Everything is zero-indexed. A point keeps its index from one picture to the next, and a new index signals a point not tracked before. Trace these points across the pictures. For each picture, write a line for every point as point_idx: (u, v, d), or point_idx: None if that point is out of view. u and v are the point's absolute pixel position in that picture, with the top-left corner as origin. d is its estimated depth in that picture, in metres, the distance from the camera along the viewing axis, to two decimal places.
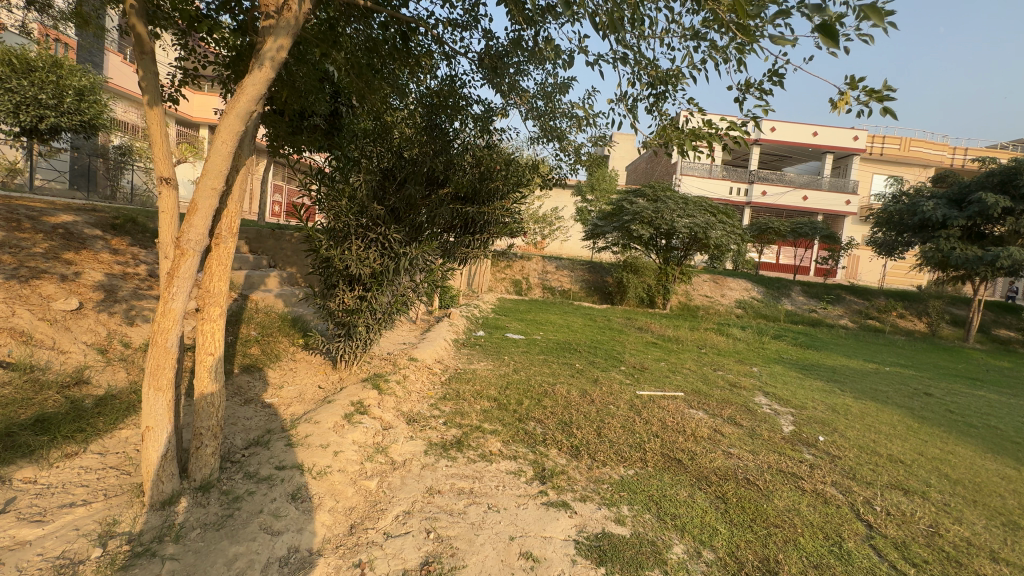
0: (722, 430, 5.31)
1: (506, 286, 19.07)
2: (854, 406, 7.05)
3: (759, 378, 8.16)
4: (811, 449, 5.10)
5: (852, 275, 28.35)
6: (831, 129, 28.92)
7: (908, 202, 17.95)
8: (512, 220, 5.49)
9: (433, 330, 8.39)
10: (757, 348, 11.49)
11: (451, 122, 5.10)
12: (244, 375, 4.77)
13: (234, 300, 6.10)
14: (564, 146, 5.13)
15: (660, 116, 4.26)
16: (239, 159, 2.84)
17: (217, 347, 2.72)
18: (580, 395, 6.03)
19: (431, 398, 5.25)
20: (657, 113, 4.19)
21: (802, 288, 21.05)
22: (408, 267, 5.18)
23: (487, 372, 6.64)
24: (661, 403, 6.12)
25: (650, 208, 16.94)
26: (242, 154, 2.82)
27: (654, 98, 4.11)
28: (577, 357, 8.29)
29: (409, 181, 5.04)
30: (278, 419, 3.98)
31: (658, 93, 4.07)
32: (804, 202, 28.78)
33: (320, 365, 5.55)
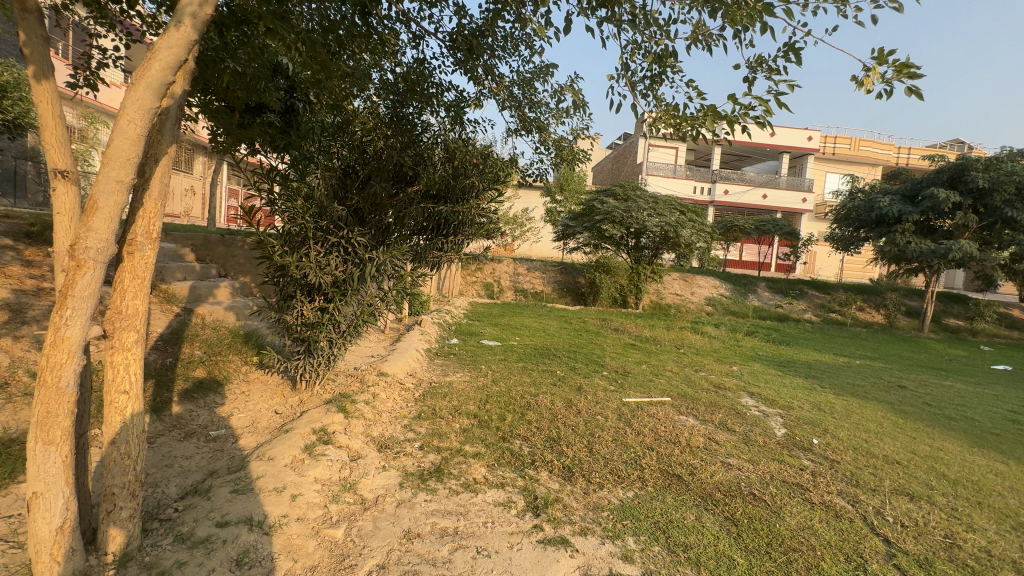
0: (716, 437, 5.03)
1: (477, 290, 18.57)
2: (837, 403, 6.98)
3: (740, 378, 8.03)
4: (808, 454, 4.86)
5: (811, 269, 29.36)
6: (787, 130, 29.95)
7: (865, 198, 18.60)
8: (488, 220, 5.05)
9: (404, 340, 7.84)
10: (733, 346, 11.45)
11: (420, 113, 4.66)
12: (186, 404, 4.14)
13: (176, 316, 5.40)
14: (545, 138, 4.75)
15: (655, 101, 3.98)
16: (161, 146, 2.30)
17: (135, 382, 2.16)
18: (566, 406, 5.66)
19: (405, 418, 4.74)
20: (653, 97, 3.91)
21: (767, 284, 21.52)
22: (374, 274, 4.65)
23: (465, 384, 6.17)
24: (649, 410, 5.80)
25: (620, 208, 16.84)
26: (163, 142, 2.28)
27: (650, 80, 3.84)
28: (557, 363, 7.92)
29: (373, 178, 4.49)
30: (224, 455, 3.39)
31: (655, 75, 3.81)
32: (764, 200, 29.61)
33: (276, 386, 4.94)
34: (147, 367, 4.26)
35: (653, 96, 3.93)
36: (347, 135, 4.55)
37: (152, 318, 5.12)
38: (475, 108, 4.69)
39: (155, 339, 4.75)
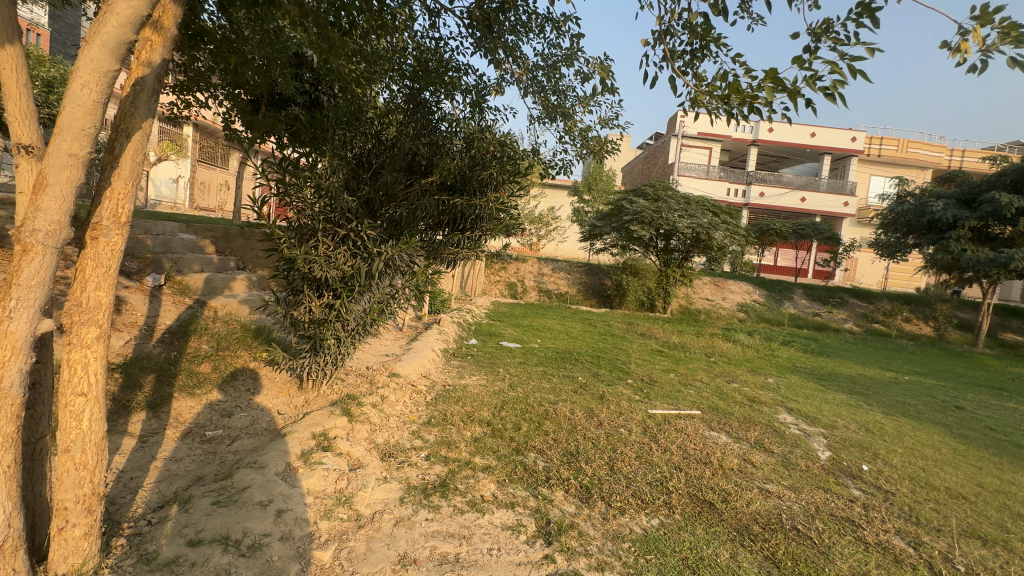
0: (752, 459, 4.55)
1: (501, 289, 18.29)
2: (887, 424, 6.36)
3: (777, 392, 7.46)
4: (857, 483, 4.34)
5: (851, 276, 27.92)
6: (829, 130, 28.60)
7: (914, 202, 17.41)
8: (508, 216, 4.71)
9: (420, 339, 7.61)
10: (768, 355, 10.77)
11: (437, 98, 4.37)
12: (187, 400, 3.97)
13: (188, 308, 5.28)
14: (572, 127, 4.38)
15: (696, 80, 3.63)
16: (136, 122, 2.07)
17: (99, 385, 1.94)
18: (587, 416, 5.27)
19: (413, 424, 4.46)
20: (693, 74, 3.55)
21: (805, 291, 20.47)
22: (385, 269, 4.36)
23: (480, 388, 5.86)
24: (677, 424, 5.35)
25: (650, 208, 16.26)
26: (139, 117, 2.05)
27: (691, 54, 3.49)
28: (578, 368, 7.53)
29: (385, 167, 4.23)
30: (214, 460, 3.17)
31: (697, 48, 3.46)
32: (802, 203, 28.32)
33: (283, 385, 4.73)
34: (151, 359, 4.10)
35: (694, 73, 3.56)
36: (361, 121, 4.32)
37: (163, 310, 5.00)
38: (497, 94, 4.39)
39: (162, 332, 4.60)
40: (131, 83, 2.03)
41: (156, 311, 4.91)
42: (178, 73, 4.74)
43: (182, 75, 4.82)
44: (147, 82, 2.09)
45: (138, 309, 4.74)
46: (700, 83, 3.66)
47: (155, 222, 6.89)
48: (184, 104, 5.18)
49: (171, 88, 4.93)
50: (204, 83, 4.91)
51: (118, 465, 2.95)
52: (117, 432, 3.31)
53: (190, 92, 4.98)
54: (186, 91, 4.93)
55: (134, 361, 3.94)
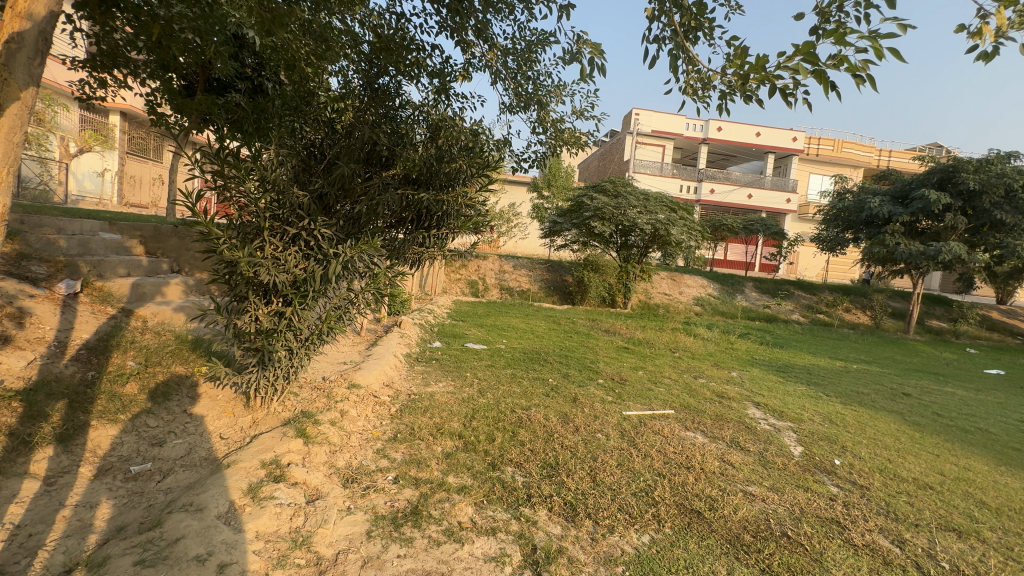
0: (730, 459, 4.48)
1: (462, 288, 17.87)
2: (848, 414, 6.52)
3: (742, 386, 7.55)
4: (833, 478, 4.34)
5: (794, 270, 29.49)
6: (773, 130, 29.97)
7: (854, 198, 18.43)
8: (477, 213, 4.37)
9: (380, 344, 7.15)
10: (728, 349, 10.98)
11: (398, 83, 3.98)
12: (107, 429, 3.39)
13: (111, 319, 4.61)
14: (545, 117, 4.09)
15: (688, 62, 3.46)
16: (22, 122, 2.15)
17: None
18: (562, 422, 5.03)
19: (378, 441, 4.06)
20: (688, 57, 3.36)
21: (755, 284, 21.32)
22: (342, 272, 3.92)
23: (448, 396, 5.50)
24: (652, 426, 5.22)
25: (611, 204, 16.31)
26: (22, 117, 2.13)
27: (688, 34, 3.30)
28: (547, 369, 7.31)
29: (341, 158, 3.79)
30: (139, 505, 2.67)
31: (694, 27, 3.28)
32: (749, 200, 29.54)
33: (226, 404, 4.20)
34: (61, 382, 3.48)
35: (688, 56, 3.37)
36: (312, 109, 3.90)
37: (78, 321, 4.31)
38: (464, 80, 4.10)
39: (76, 348, 3.95)
40: None
41: (70, 323, 4.22)
42: (93, 45, 4.11)
43: (96, 47, 4.17)
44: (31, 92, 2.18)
45: (47, 321, 4.05)
46: (693, 67, 3.48)
47: (71, 219, 6.07)
48: (98, 83, 4.49)
49: (82, 64, 4.26)
50: (124, 58, 4.29)
51: (13, 521, 2.41)
52: (15, 476, 2.74)
53: (107, 69, 4.33)
54: (102, 67, 4.28)
55: (38, 387, 3.32)
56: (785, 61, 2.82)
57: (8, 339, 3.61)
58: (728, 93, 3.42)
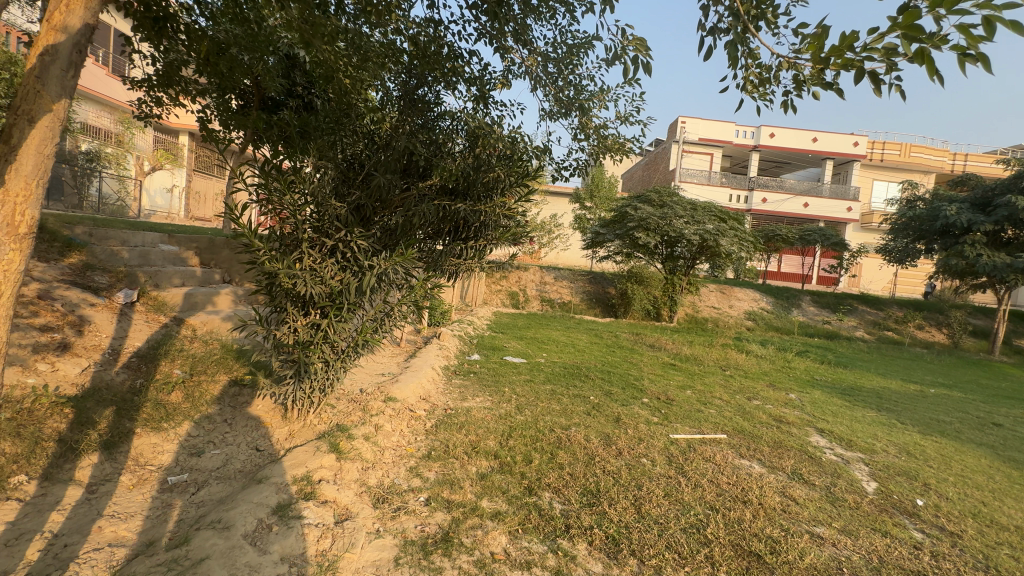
0: (792, 493, 4.05)
1: (502, 299, 17.78)
2: (928, 446, 5.83)
3: (802, 410, 6.95)
4: (916, 522, 3.82)
5: (857, 283, 27.56)
6: (831, 135, 28.35)
7: (927, 206, 16.97)
8: (515, 223, 4.22)
9: (419, 356, 7.11)
10: (784, 368, 10.22)
11: (436, 92, 3.91)
12: (151, 438, 3.45)
13: (163, 327, 4.78)
14: (587, 123, 3.90)
15: (749, 55, 3.16)
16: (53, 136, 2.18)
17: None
18: (604, 445, 4.74)
19: (411, 458, 3.93)
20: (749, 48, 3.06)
21: (812, 298, 20.01)
22: (378, 284, 3.86)
23: (485, 412, 5.33)
24: (702, 451, 4.83)
25: (655, 214, 15.81)
26: (51, 132, 2.14)
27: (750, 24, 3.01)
28: (588, 386, 7.00)
29: (378, 169, 3.75)
30: (171, 518, 2.66)
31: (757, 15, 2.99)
32: (805, 209, 27.96)
33: (265, 414, 4.21)
34: (111, 390, 3.59)
35: (749, 47, 3.07)
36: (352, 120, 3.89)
37: (133, 330, 4.48)
38: (503, 87, 4.00)
39: (128, 356, 4.09)
40: None
41: (125, 331, 4.39)
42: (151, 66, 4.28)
43: (153, 69, 4.35)
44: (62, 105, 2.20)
45: (103, 329, 4.23)
46: (755, 60, 3.17)
47: (135, 231, 6.43)
48: (156, 103, 4.69)
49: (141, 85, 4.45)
50: (179, 78, 4.46)
51: (52, 529, 2.44)
52: (60, 482, 2.81)
53: (164, 89, 4.51)
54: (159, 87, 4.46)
55: (90, 393, 3.43)
56: (872, 43, 2.45)
57: (67, 346, 3.78)
58: (797, 86, 3.09)
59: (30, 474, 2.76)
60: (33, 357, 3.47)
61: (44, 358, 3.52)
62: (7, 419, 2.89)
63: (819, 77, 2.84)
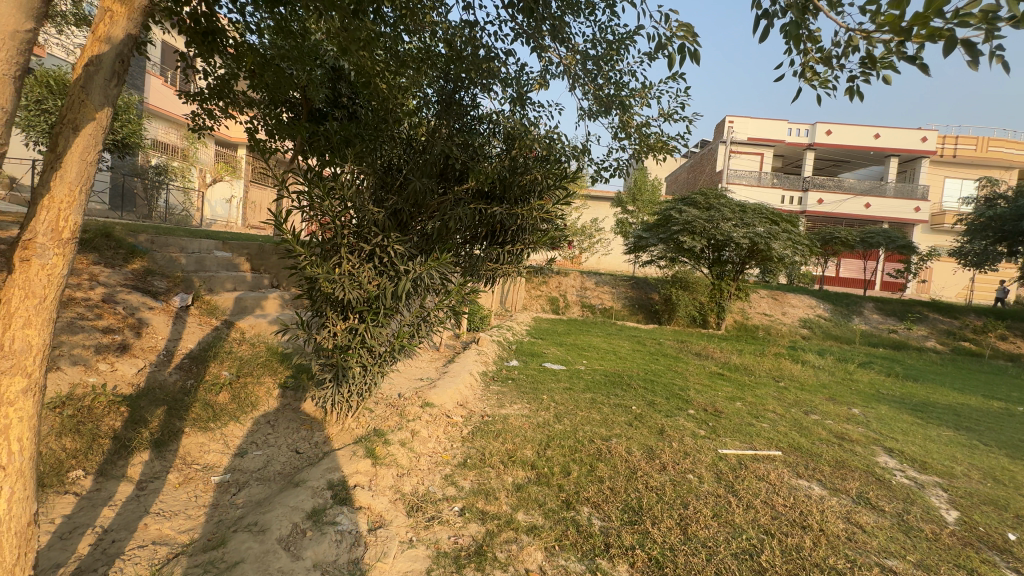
0: (858, 520, 3.69)
1: (542, 304, 17.63)
2: (1019, 472, 5.19)
3: (867, 427, 6.40)
4: (1009, 560, 3.37)
5: (926, 289, 25.50)
6: (895, 130, 26.48)
7: (1009, 205, 15.45)
8: (553, 227, 4.11)
9: (457, 361, 7.10)
10: (846, 380, 9.50)
11: (473, 96, 3.87)
12: (198, 437, 3.56)
13: (214, 330, 4.98)
14: (629, 122, 3.73)
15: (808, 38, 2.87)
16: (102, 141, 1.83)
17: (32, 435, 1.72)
18: (647, 458, 4.51)
19: (446, 466, 3.88)
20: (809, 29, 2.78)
21: (876, 305, 18.64)
22: (414, 289, 3.85)
23: (522, 420, 5.21)
24: (755, 469, 4.51)
25: (702, 218, 15.23)
26: (97, 133, 1.78)
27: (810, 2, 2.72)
28: (630, 395, 6.74)
29: (415, 173, 3.74)
30: (212, 519, 2.72)
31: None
32: (867, 209, 26.20)
33: (306, 417, 4.28)
34: (164, 390, 3.75)
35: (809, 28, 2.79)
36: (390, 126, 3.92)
37: (186, 332, 4.70)
38: (541, 88, 3.91)
39: (181, 357, 4.27)
40: (82, 63, 1.75)
41: (179, 333, 4.61)
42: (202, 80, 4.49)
43: (204, 82, 4.56)
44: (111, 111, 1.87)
45: (160, 331, 4.45)
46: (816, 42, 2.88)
47: (192, 239, 6.80)
48: (209, 115, 4.92)
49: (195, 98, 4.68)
50: (228, 90, 4.64)
51: (102, 524, 2.53)
52: (114, 478, 2.94)
53: (215, 101, 4.72)
54: (211, 100, 4.67)
55: (144, 393, 3.59)
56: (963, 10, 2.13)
57: (126, 347, 3.99)
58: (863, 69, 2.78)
59: (86, 469, 2.90)
60: (95, 358, 3.68)
61: (105, 358, 3.73)
62: (68, 416, 3.05)
63: (893, 55, 2.52)
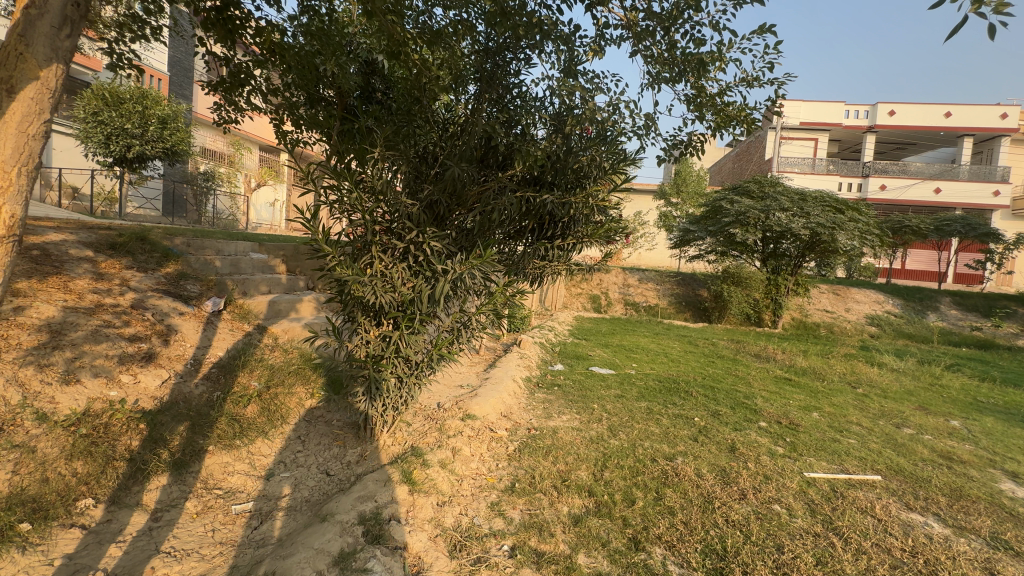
0: (1001, 569, 2.98)
1: (583, 303, 16.96)
2: None
3: (975, 444, 5.50)
4: None
5: (1008, 281, 23.14)
6: (968, 108, 24.14)
7: None
8: (609, 218, 3.58)
9: (499, 367, 6.67)
10: (934, 386, 8.43)
11: (518, 66, 3.38)
12: (222, 457, 3.25)
13: (246, 337, 4.73)
14: (703, 89, 3.16)
15: None
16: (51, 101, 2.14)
17: None
18: (722, 484, 3.88)
19: (492, 491, 3.41)
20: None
21: (953, 300, 16.99)
22: (452, 291, 3.39)
23: (573, 433, 4.69)
24: (854, 500, 3.82)
25: (756, 208, 14.13)
26: (39, 100, 2.08)
27: None
28: (691, 404, 6.08)
29: (452, 158, 3.29)
30: (227, 562, 2.35)
31: None
32: (937, 195, 24.02)
33: (338, 431, 3.92)
34: (188, 404, 3.48)
35: None
36: (422, 105, 3.47)
37: (217, 339, 4.45)
38: (596, 54, 3.39)
39: (209, 366, 4.01)
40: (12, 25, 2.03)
41: (210, 341, 4.36)
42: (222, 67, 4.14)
43: (224, 69, 4.20)
44: (59, 70, 2.17)
45: (189, 338, 4.22)
46: None
47: (229, 241, 6.67)
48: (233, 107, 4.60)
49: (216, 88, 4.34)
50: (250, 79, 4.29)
51: (106, 566, 2.22)
52: (127, 507, 2.65)
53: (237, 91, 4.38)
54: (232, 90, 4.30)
55: (167, 408, 3.32)
56: None
57: (152, 357, 3.75)
58: None
59: (97, 497, 2.62)
60: (117, 369, 3.44)
61: (128, 369, 3.48)
62: (82, 436, 2.78)
63: None
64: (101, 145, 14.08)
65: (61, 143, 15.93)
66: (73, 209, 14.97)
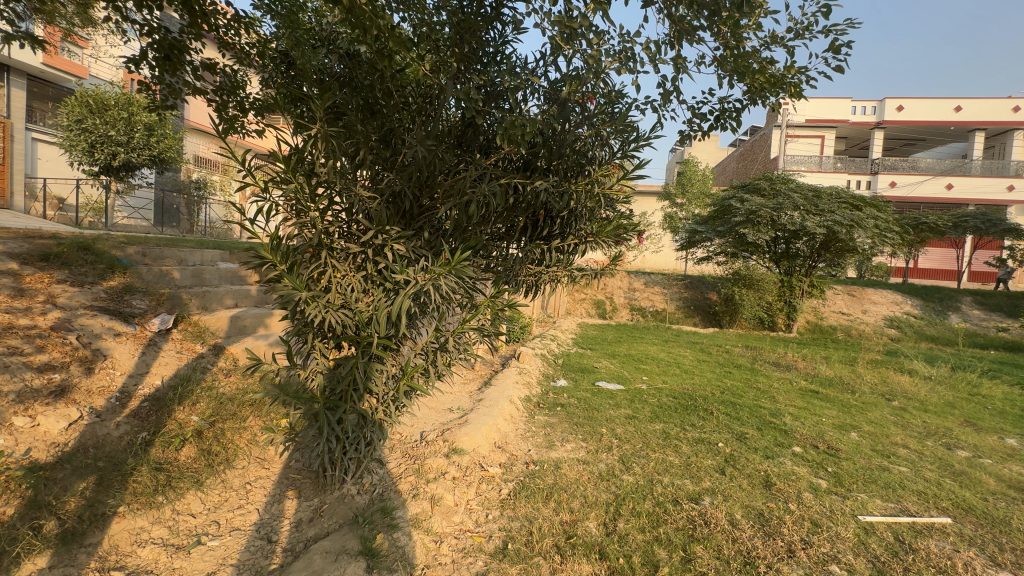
0: None
1: (587, 309, 16.26)
2: None
3: None
4: None
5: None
6: (979, 101, 23.40)
7: None
8: (616, 211, 2.93)
9: (495, 385, 5.98)
10: (974, 396, 7.67)
11: (504, 21, 2.70)
12: (133, 524, 2.58)
13: (196, 360, 4.07)
14: (739, 42, 2.53)
15: None
16: None
17: None
18: (762, 536, 3.15)
19: (479, 557, 2.71)
20: None
21: (974, 300, 16.22)
22: (424, 306, 2.70)
23: (579, 469, 3.97)
24: (928, 554, 3.09)
25: (767, 206, 13.42)
26: None
27: None
28: (712, 426, 5.35)
29: (420, 136, 2.60)
30: None
31: None
32: (949, 191, 23.22)
33: (293, 478, 3.21)
34: (98, 451, 2.81)
35: None
36: (380, 69, 2.73)
37: (158, 363, 3.78)
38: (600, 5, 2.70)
39: (140, 400, 3.33)
40: None
41: (148, 366, 3.70)
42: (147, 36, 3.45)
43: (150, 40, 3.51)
44: None
45: (120, 365, 3.55)
46: None
47: (194, 250, 6.05)
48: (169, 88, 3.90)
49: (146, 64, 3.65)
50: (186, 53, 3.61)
51: None
52: None
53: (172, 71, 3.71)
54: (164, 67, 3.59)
55: (66, 459, 2.66)
56: None
57: (66, 391, 3.09)
58: None
59: None
60: (12, 410, 2.78)
61: (27, 410, 2.83)
62: None
63: None
64: (86, 153, 13.48)
65: (46, 153, 15.46)
66: (57, 219, 14.42)
